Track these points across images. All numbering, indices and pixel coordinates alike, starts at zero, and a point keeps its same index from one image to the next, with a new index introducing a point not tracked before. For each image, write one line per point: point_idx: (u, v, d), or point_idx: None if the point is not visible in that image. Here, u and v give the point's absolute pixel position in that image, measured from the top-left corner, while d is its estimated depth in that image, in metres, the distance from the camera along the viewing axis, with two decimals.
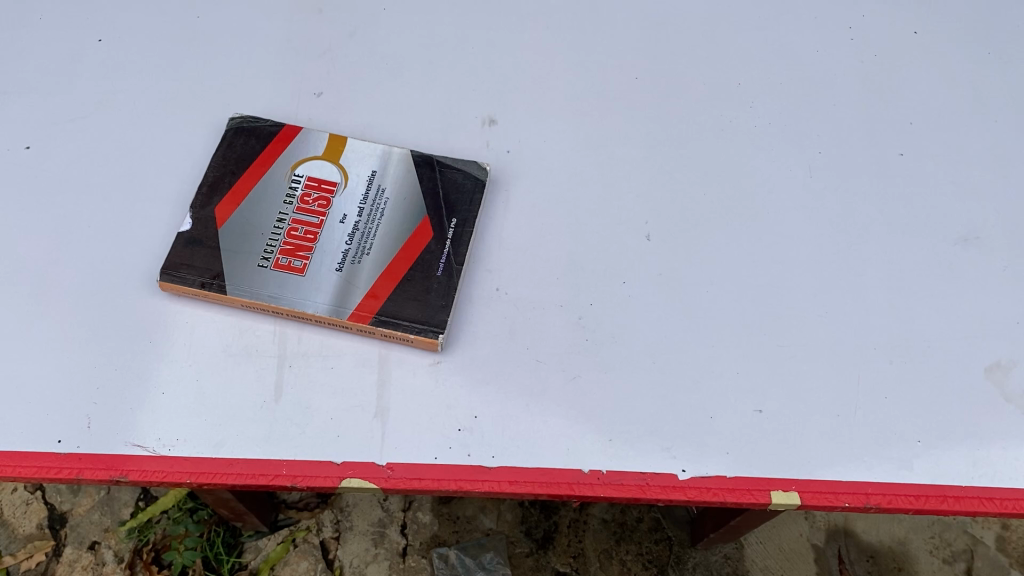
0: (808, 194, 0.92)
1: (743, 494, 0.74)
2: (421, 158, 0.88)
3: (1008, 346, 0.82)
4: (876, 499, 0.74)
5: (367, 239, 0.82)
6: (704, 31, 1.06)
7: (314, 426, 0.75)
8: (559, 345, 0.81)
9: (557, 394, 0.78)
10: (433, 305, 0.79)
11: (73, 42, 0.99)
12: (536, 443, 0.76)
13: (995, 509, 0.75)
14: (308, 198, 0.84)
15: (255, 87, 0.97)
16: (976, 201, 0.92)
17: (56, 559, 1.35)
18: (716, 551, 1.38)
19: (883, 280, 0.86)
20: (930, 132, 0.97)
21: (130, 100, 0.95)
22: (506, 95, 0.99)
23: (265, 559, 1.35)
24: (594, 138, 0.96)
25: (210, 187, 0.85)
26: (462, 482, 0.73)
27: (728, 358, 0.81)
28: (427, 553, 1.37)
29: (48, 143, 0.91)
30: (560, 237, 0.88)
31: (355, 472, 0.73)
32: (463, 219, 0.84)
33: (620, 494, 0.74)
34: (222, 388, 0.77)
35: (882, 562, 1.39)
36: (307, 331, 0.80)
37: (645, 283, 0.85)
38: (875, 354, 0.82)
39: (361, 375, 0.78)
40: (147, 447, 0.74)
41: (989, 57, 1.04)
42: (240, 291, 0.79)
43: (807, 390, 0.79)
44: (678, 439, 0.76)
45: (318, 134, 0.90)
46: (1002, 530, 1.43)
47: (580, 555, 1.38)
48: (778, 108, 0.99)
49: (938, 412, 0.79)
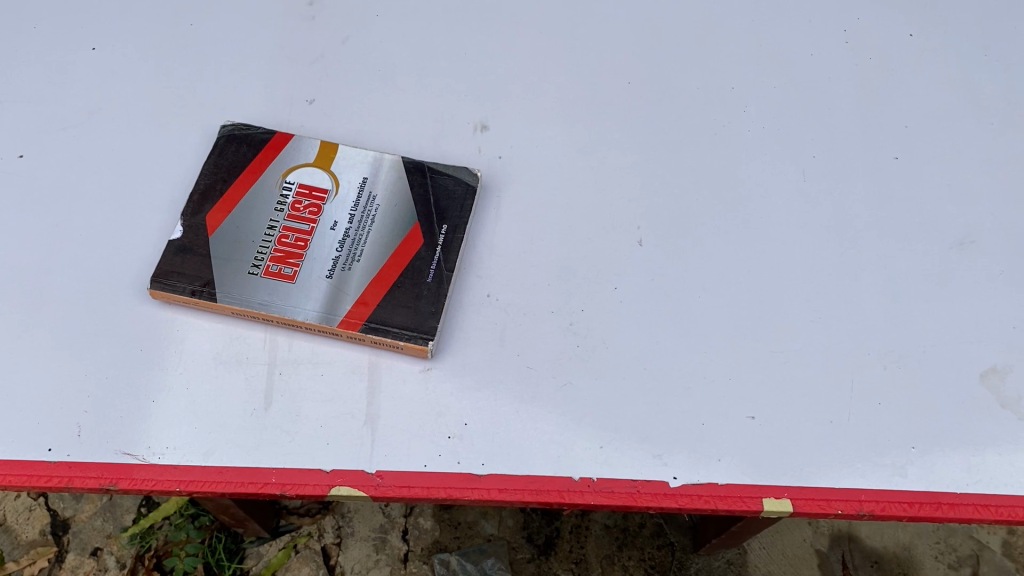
0: (802, 198, 0.91)
1: (736, 501, 0.74)
2: (413, 164, 0.88)
3: (1004, 350, 0.82)
4: (870, 506, 0.74)
5: (357, 245, 0.82)
6: (698, 35, 1.06)
7: (304, 434, 0.75)
8: (551, 351, 0.80)
9: (549, 401, 0.78)
10: (424, 311, 0.79)
11: (67, 51, 1.00)
12: (526, 450, 0.75)
13: (990, 516, 0.74)
14: (299, 205, 0.84)
15: (248, 94, 0.97)
16: (971, 205, 0.91)
17: (58, 564, 1.35)
18: (719, 557, 1.37)
19: (878, 284, 0.86)
20: (926, 136, 0.96)
21: (123, 108, 0.95)
22: (498, 101, 0.98)
23: (267, 565, 1.35)
24: (587, 143, 0.95)
25: (201, 195, 0.85)
26: (452, 489, 0.73)
27: (721, 363, 0.80)
28: (428, 559, 1.37)
29: (42, 152, 0.91)
30: (552, 242, 0.87)
31: (345, 480, 0.73)
32: (454, 225, 0.84)
33: (611, 502, 0.73)
34: (213, 397, 0.77)
35: (887, 567, 1.38)
36: (297, 338, 0.80)
37: (637, 288, 0.84)
38: (870, 360, 0.81)
39: (352, 382, 0.78)
40: (138, 455, 0.74)
41: (985, 60, 1.03)
42: (230, 299, 0.79)
43: (800, 395, 0.79)
44: (670, 445, 0.76)
45: (309, 141, 0.90)
46: (1008, 535, 1.42)
47: (581, 561, 1.37)
48: (772, 111, 0.98)
49: (933, 418, 0.78)
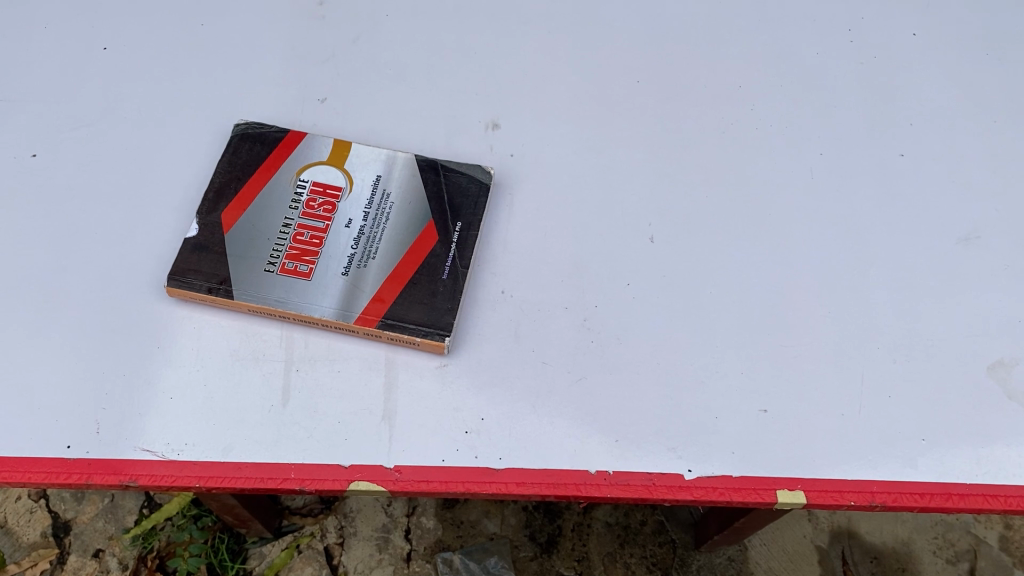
0: (810, 195, 0.92)
1: (749, 493, 0.75)
2: (426, 162, 0.89)
3: (1009, 344, 0.83)
4: (882, 497, 0.75)
5: (372, 242, 0.83)
6: (704, 34, 1.07)
7: (322, 429, 0.76)
8: (565, 347, 0.81)
9: (564, 396, 0.78)
10: (439, 308, 0.79)
11: (78, 51, 1.00)
12: (541, 445, 0.76)
13: (999, 506, 0.75)
14: (314, 203, 0.85)
15: (260, 93, 0.98)
16: (976, 201, 0.92)
17: (60, 566, 1.35)
18: (720, 554, 1.38)
19: (886, 280, 0.87)
20: (931, 133, 0.98)
21: (136, 106, 0.96)
22: (509, 99, 0.99)
23: (270, 565, 1.35)
24: (597, 141, 0.96)
25: (216, 193, 0.86)
26: (470, 484, 0.74)
27: (733, 357, 0.81)
28: (432, 557, 1.37)
29: (55, 151, 0.91)
30: (565, 239, 0.88)
31: (364, 475, 0.73)
32: (468, 222, 0.85)
33: (627, 495, 0.74)
34: (230, 393, 0.77)
35: (886, 562, 1.39)
36: (313, 335, 0.80)
37: (649, 284, 0.85)
38: (879, 354, 0.82)
39: (369, 378, 0.78)
40: (156, 451, 0.74)
41: (987, 58, 1.05)
42: (247, 296, 0.79)
43: (811, 389, 0.80)
44: (684, 439, 0.77)
45: (323, 140, 0.90)
46: (1005, 530, 1.44)
47: (584, 559, 1.38)
48: (779, 109, 0.99)
49: (941, 412, 0.79)
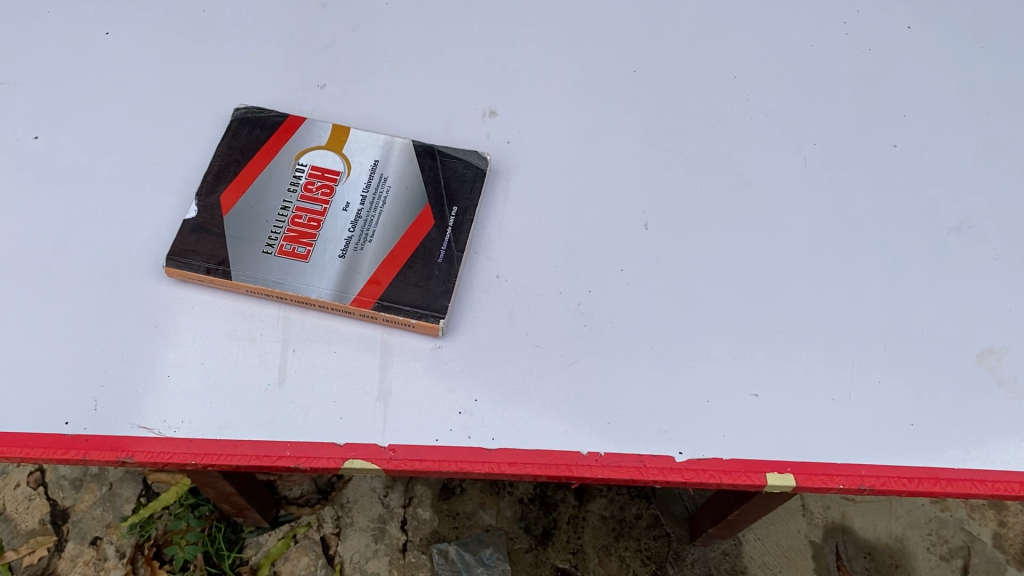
0: (804, 184, 0.93)
1: (740, 475, 0.75)
2: (424, 148, 0.90)
3: (999, 333, 0.84)
4: (871, 481, 0.76)
5: (369, 226, 0.83)
6: (701, 26, 1.08)
7: (317, 409, 0.77)
8: (559, 331, 0.82)
9: (556, 379, 0.79)
10: (434, 291, 0.80)
11: (80, 36, 1.01)
12: (534, 427, 0.77)
13: (988, 491, 0.76)
14: (312, 186, 0.86)
15: (260, 78, 0.99)
16: (968, 192, 0.93)
17: (58, 554, 1.36)
18: (715, 548, 1.39)
19: (877, 268, 0.88)
20: (924, 126, 0.99)
21: (137, 91, 0.97)
22: (506, 87, 1.00)
23: (266, 554, 1.36)
24: (593, 130, 0.97)
25: (215, 176, 0.86)
26: (463, 463, 0.75)
27: (725, 343, 0.82)
28: (427, 549, 1.38)
29: (56, 134, 0.92)
30: (560, 225, 0.89)
31: (359, 453, 0.74)
32: (464, 207, 0.86)
33: (619, 476, 0.75)
34: (227, 372, 0.78)
35: (879, 559, 1.40)
36: (310, 316, 0.81)
37: (642, 270, 0.86)
38: (869, 341, 0.83)
39: (364, 359, 0.79)
40: (153, 429, 0.75)
41: (981, 52, 1.06)
42: (245, 277, 0.80)
43: (802, 375, 0.81)
44: (675, 421, 0.78)
45: (322, 125, 0.91)
46: (999, 527, 1.44)
47: (579, 551, 1.39)
48: (775, 100, 1.00)
49: (931, 398, 0.80)
